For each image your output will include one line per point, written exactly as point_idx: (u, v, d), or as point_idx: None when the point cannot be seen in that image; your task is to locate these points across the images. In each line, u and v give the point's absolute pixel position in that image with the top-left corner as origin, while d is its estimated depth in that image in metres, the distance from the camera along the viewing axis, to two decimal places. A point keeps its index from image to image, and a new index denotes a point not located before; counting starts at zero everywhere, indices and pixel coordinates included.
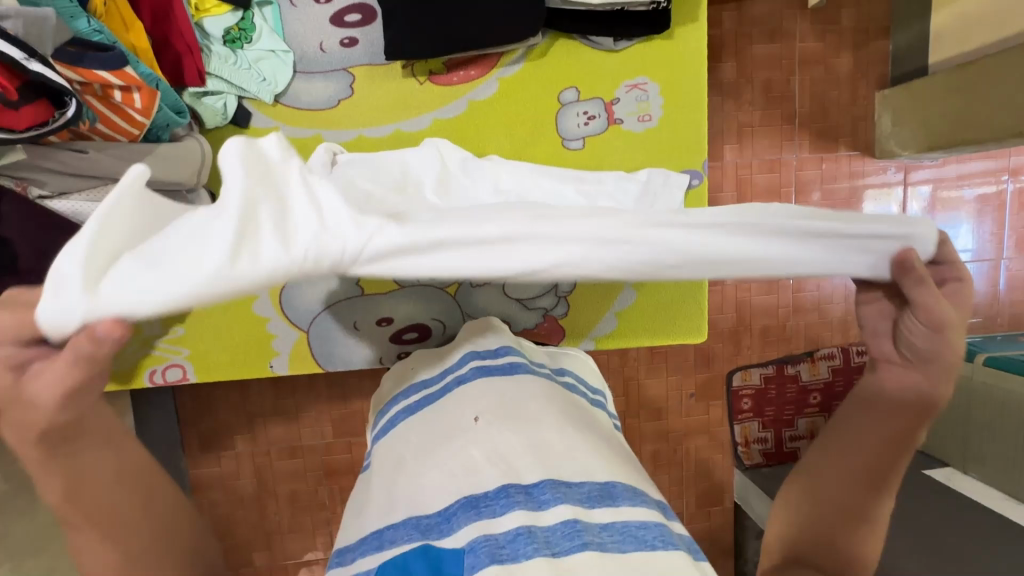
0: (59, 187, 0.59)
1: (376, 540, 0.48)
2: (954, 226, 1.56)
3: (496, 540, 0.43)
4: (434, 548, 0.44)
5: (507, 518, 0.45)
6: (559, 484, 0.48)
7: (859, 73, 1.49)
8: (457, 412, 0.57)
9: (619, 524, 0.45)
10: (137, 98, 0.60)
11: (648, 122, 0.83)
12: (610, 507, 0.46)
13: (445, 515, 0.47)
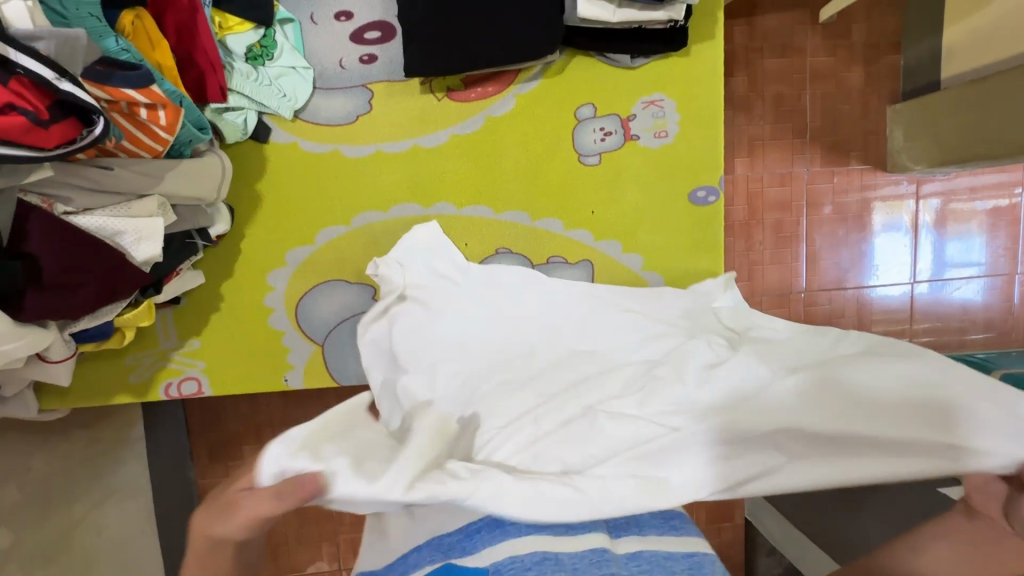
0: (84, 204, 0.60)
1: (401, 564, 0.55)
2: (965, 239, 1.55)
3: (522, 562, 0.50)
4: (456, 566, 0.52)
5: (531, 541, 0.52)
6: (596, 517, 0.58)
7: (870, 87, 1.49)
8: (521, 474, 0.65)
9: (647, 553, 0.52)
10: (162, 115, 0.60)
11: (665, 138, 0.83)
12: (638, 536, 0.55)
13: (467, 532, 0.54)
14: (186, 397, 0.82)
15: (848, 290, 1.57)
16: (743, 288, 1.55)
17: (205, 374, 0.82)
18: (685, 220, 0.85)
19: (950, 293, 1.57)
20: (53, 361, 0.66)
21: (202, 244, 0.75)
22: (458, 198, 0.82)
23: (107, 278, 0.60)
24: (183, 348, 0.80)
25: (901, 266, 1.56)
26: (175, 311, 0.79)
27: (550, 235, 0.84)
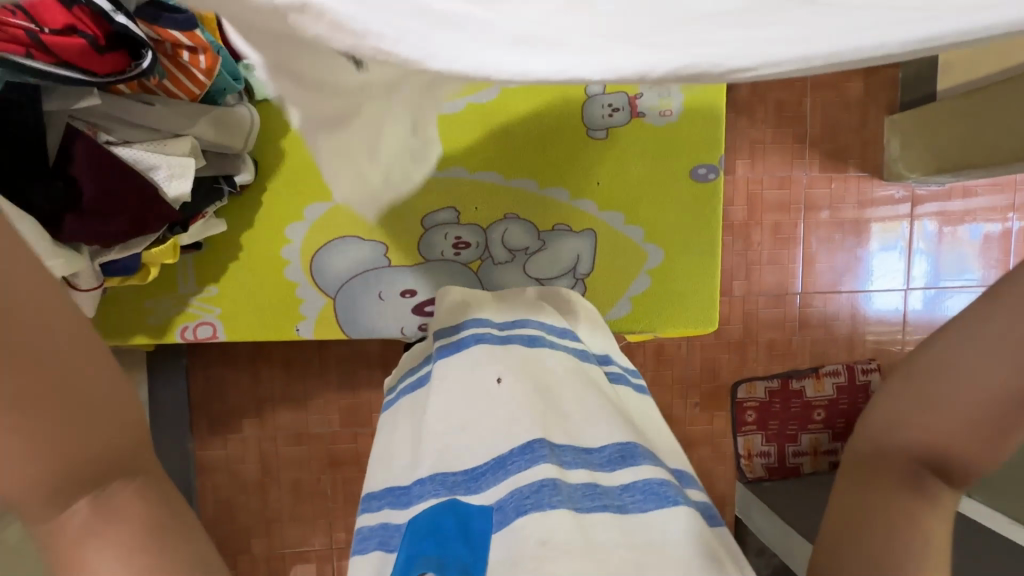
0: (125, 135, 0.64)
1: (403, 496, 0.50)
2: (960, 257, 1.73)
3: (521, 492, 0.44)
4: (462, 503, 0.45)
5: (532, 471, 0.45)
6: (579, 451, 0.50)
7: (868, 98, 1.65)
8: (474, 373, 0.55)
9: (641, 483, 0.46)
10: (202, 60, 0.64)
11: (669, 117, 0.87)
12: (630, 467, 0.48)
13: (472, 474, 0.48)
14: (201, 341, 0.86)
15: (843, 294, 1.71)
16: (742, 287, 1.67)
17: (220, 320, 0.85)
18: (688, 197, 0.89)
19: (945, 300, 1.74)
20: (81, 290, 0.69)
21: (228, 191, 0.78)
22: (470, 162, 0.86)
23: (142, 207, 0.64)
24: (202, 293, 0.84)
25: (895, 274, 1.73)
26: (197, 257, 0.83)
27: (560, 205, 0.88)
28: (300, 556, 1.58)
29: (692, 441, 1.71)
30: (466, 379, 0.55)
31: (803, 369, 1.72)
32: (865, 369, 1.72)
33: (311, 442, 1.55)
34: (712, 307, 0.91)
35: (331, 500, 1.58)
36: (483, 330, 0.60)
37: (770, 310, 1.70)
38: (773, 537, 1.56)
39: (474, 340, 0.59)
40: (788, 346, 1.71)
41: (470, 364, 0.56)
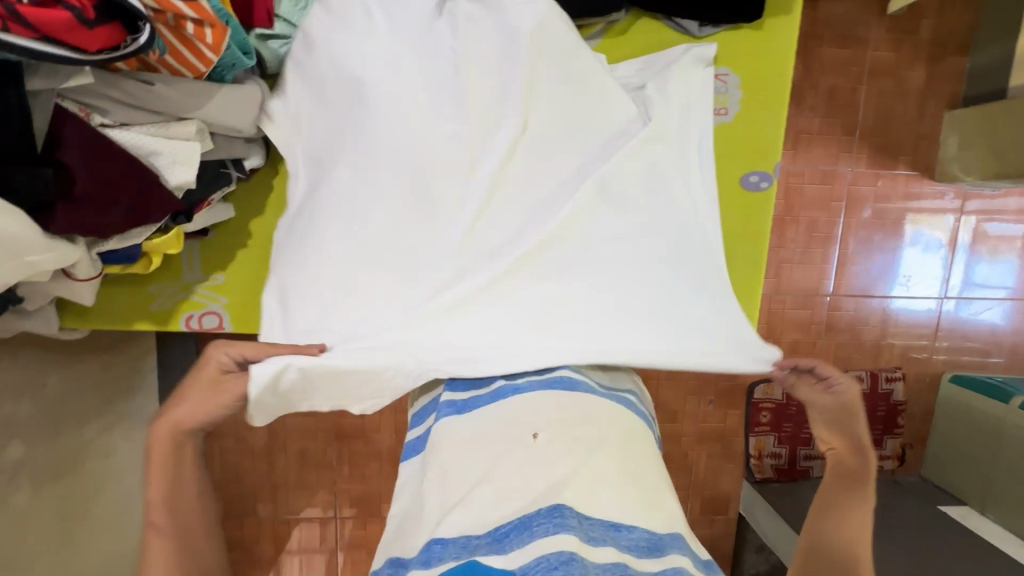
0: (122, 117, 0.58)
1: (421, 555, 0.48)
2: (1003, 265, 1.63)
3: (546, 563, 0.43)
4: (481, 566, 0.45)
5: (559, 538, 0.45)
6: (609, 527, 0.49)
7: (929, 89, 1.52)
8: (513, 424, 0.56)
9: (670, 571, 0.47)
10: (209, 34, 0.56)
11: (724, 115, 0.78)
12: (658, 558, 0.48)
13: (496, 535, 0.48)
14: (206, 331, 0.82)
15: (875, 298, 1.62)
16: (770, 285, 1.59)
17: (226, 311, 0.81)
18: (735, 206, 0.81)
19: (977, 312, 1.64)
20: (78, 279, 0.65)
21: (236, 176, 0.73)
22: None
23: (139, 197, 0.59)
24: (208, 282, 0.80)
25: (931, 280, 1.63)
26: (203, 243, 0.78)
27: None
28: (302, 523, 1.60)
29: (702, 438, 1.68)
30: (505, 430, 0.56)
31: (823, 373, 1.64)
32: (889, 378, 1.63)
33: (319, 414, 1.54)
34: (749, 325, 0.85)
35: (335, 472, 1.58)
36: (525, 378, 0.62)
37: (798, 310, 1.63)
38: (777, 540, 1.53)
39: (512, 391, 0.61)
40: (811, 349, 1.64)
41: (516, 412, 0.58)
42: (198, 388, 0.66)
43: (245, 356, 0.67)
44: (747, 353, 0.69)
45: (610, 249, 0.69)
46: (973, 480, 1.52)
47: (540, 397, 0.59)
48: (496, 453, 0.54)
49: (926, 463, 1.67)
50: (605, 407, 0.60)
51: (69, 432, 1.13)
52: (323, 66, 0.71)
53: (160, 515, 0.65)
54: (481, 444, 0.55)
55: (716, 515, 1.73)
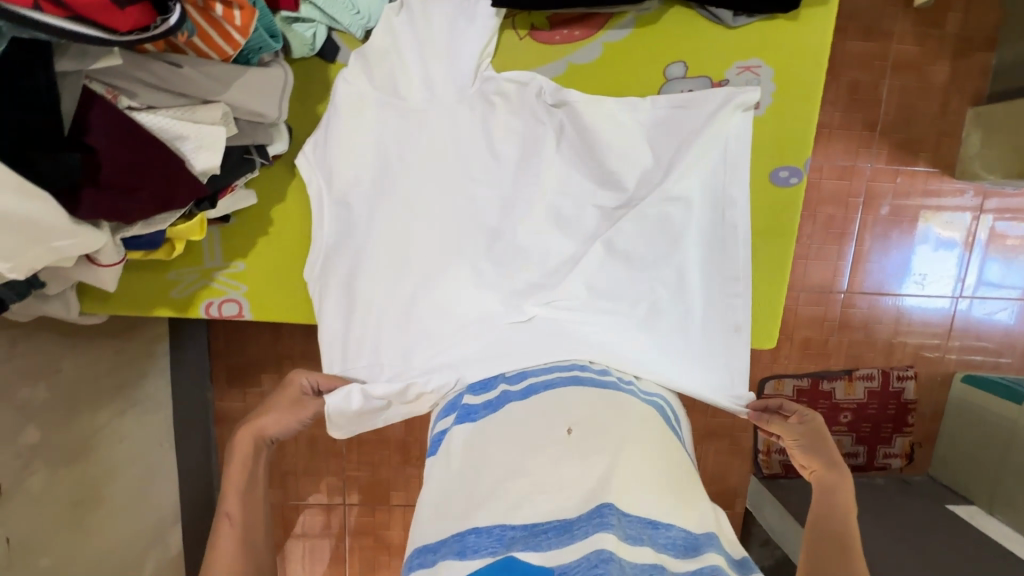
0: (149, 100, 0.57)
1: (457, 544, 0.49)
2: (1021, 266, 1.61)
3: (586, 564, 0.44)
4: (519, 561, 0.46)
5: (599, 538, 0.46)
6: (645, 525, 0.49)
7: (954, 85, 1.49)
8: (546, 420, 0.57)
9: (708, 571, 0.47)
10: (238, 16, 0.55)
11: (755, 110, 0.77)
12: (694, 558, 0.48)
13: (532, 530, 0.49)
14: (225, 318, 0.81)
15: (889, 296, 1.61)
16: None
17: (246, 299, 0.80)
18: (763, 201, 0.80)
19: (992, 312, 1.63)
20: (102, 265, 0.64)
21: (259, 162, 0.72)
22: None
23: (164, 181, 0.58)
24: (228, 269, 0.79)
25: (946, 278, 1.61)
26: (223, 229, 0.78)
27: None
28: (310, 509, 1.61)
29: (710, 433, 1.68)
30: (538, 425, 0.57)
31: (834, 371, 1.63)
32: (901, 376, 1.62)
33: None
34: (773, 323, 0.84)
35: (344, 459, 1.59)
36: (555, 375, 0.64)
37: (811, 307, 1.61)
38: (783, 535, 1.54)
39: (543, 387, 0.62)
40: (823, 346, 1.63)
41: (548, 406, 0.59)
42: (281, 403, 0.75)
43: (320, 384, 0.75)
44: (724, 393, 0.76)
45: (623, 286, 0.75)
46: (981, 479, 1.52)
47: (573, 392, 0.60)
48: (531, 447, 0.55)
49: (935, 462, 1.66)
50: (635, 406, 0.61)
51: (84, 416, 1.13)
52: (361, 104, 0.75)
53: (234, 507, 0.71)
54: (514, 438, 0.56)
55: (722, 509, 1.73)
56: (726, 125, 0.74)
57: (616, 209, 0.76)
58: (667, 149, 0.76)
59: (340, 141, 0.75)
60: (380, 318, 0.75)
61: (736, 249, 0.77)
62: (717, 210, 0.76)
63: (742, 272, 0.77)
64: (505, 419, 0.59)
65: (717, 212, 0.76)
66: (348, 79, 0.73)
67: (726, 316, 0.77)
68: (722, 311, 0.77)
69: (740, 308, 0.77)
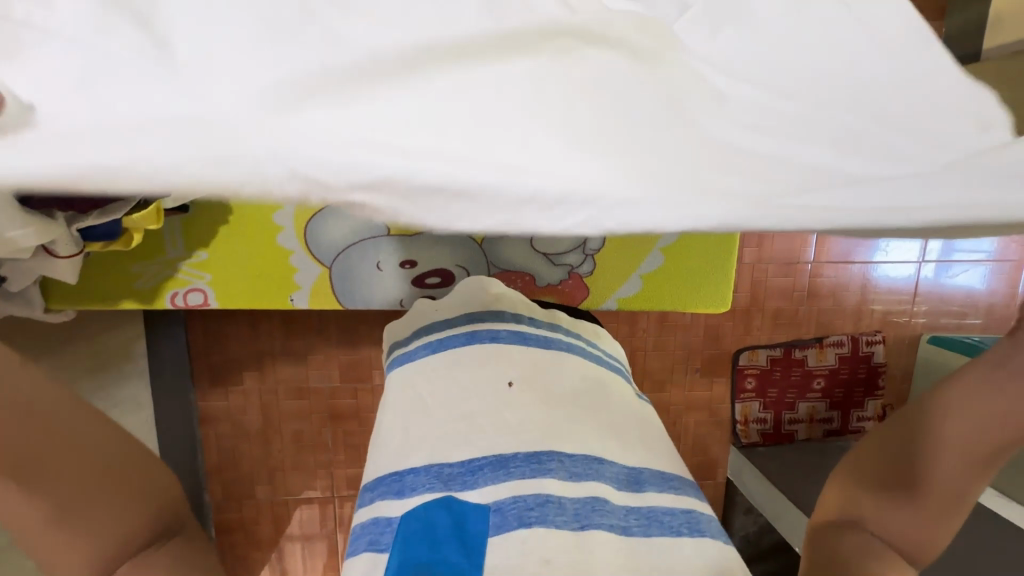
0: None
1: (397, 483, 0.53)
2: None
3: (524, 503, 0.49)
4: (457, 501, 0.48)
5: (538, 482, 0.51)
6: (591, 461, 0.55)
7: None
8: (492, 371, 0.61)
9: (645, 509, 0.53)
10: None
11: None
12: (636, 492, 0.55)
13: (469, 467, 0.53)
14: (191, 307, 0.83)
15: (855, 264, 1.65)
16: (752, 254, 1.62)
17: (211, 287, 0.83)
18: None
19: (955, 275, 1.68)
20: (60, 257, 0.66)
21: None
22: None
23: None
24: (191, 259, 0.81)
25: (910, 245, 1.65)
26: (183, 220, 0.79)
27: None
28: (303, 504, 1.63)
29: (689, 406, 1.72)
30: (483, 375, 0.60)
31: (805, 340, 1.68)
32: (869, 341, 1.67)
33: (312, 396, 1.56)
34: (726, 287, 0.90)
35: (331, 451, 1.60)
36: (502, 328, 0.65)
37: (780, 279, 1.65)
38: (764, 501, 1.58)
39: (488, 338, 0.64)
40: (794, 316, 1.67)
41: (495, 358, 0.62)
42: None
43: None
44: None
45: None
46: None
47: (519, 349, 0.63)
48: (473, 392, 0.58)
49: None
50: (578, 361, 0.66)
51: None
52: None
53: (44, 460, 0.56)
54: (463, 388, 0.59)
55: (705, 481, 1.77)
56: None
57: None
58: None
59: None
60: None
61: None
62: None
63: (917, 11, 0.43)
64: (447, 361, 0.62)
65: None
66: None
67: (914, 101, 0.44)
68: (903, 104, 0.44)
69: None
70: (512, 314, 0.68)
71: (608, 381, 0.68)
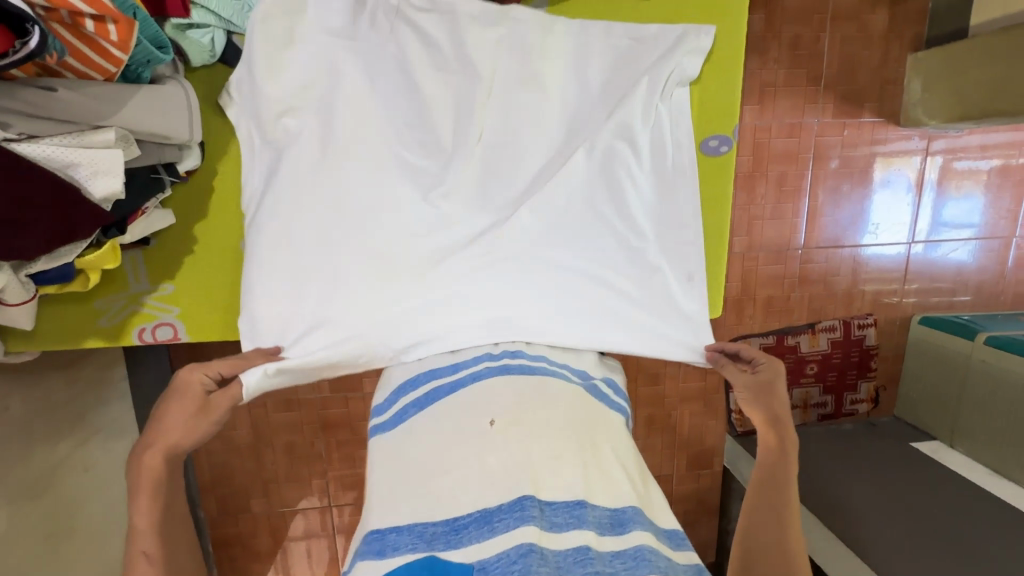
0: (29, 130, 0.58)
1: (379, 546, 0.51)
2: (968, 200, 1.62)
3: (507, 559, 0.47)
4: (439, 560, 0.49)
5: (520, 532, 0.48)
6: (574, 506, 0.52)
7: (892, 32, 1.49)
8: (471, 412, 0.60)
9: (630, 551, 0.50)
10: (112, 30, 0.57)
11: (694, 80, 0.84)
12: (619, 535, 0.52)
13: (453, 526, 0.51)
14: (161, 341, 0.87)
15: (845, 248, 1.62)
16: (741, 243, 1.58)
17: (180, 320, 0.86)
18: (700, 173, 0.88)
19: (946, 252, 1.65)
20: (12, 303, 0.66)
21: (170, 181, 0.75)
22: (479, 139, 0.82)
23: (61, 214, 0.59)
24: (158, 292, 0.84)
25: (900, 224, 1.62)
26: (145, 252, 0.83)
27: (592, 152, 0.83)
28: (300, 513, 1.61)
29: (684, 398, 1.71)
30: (463, 418, 0.60)
31: (798, 326, 1.64)
32: (861, 325, 1.64)
33: (302, 408, 1.53)
34: (718, 291, 0.93)
35: (325, 461, 1.58)
36: (482, 367, 0.67)
37: (771, 267, 1.61)
38: None
39: (470, 379, 0.65)
40: (786, 302, 1.64)
41: (477, 397, 0.62)
42: (181, 408, 0.67)
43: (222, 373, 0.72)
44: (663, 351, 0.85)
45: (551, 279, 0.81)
46: (940, 414, 1.55)
47: (498, 381, 0.64)
48: (455, 442, 0.57)
49: (900, 404, 1.69)
50: (563, 389, 0.65)
51: (40, 450, 1.09)
52: (314, 58, 0.77)
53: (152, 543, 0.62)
54: (442, 435, 0.58)
55: (702, 471, 1.77)
56: (650, 90, 0.82)
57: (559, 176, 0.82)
58: (606, 110, 0.83)
59: (267, 75, 0.75)
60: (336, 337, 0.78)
61: (685, 193, 0.85)
62: (660, 140, 0.84)
63: (690, 226, 0.86)
64: (432, 415, 0.61)
65: (666, 164, 0.85)
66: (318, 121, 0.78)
67: (681, 263, 0.86)
68: (676, 260, 0.86)
69: (692, 256, 0.86)
70: (491, 355, 0.70)
71: (598, 412, 0.65)
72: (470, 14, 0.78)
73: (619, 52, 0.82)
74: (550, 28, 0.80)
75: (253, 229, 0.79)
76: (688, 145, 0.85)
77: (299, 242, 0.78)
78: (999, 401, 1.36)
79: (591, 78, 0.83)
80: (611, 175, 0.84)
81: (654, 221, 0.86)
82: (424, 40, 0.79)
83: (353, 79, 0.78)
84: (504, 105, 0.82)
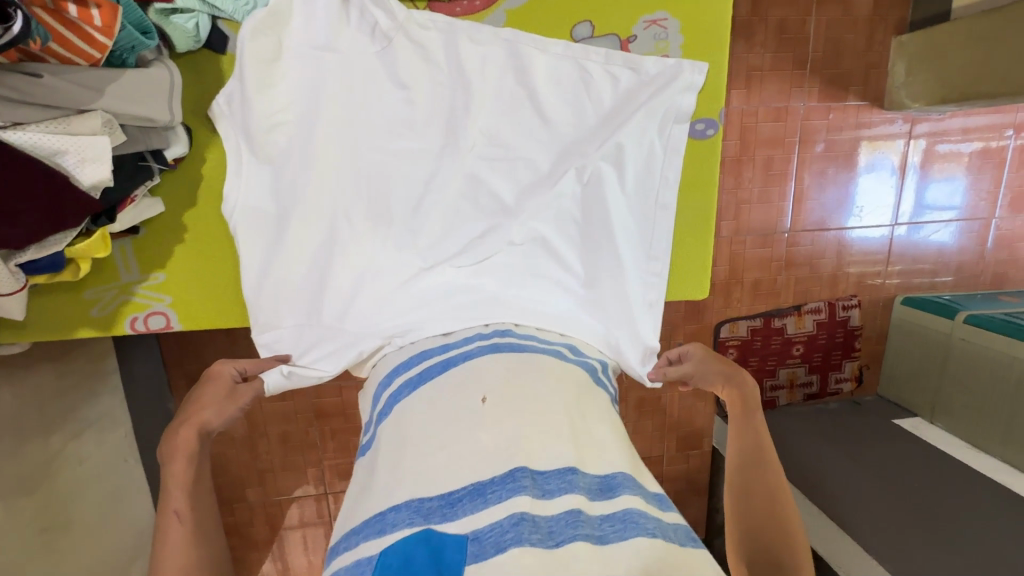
0: (14, 117, 0.57)
1: (378, 523, 0.53)
2: (950, 181, 1.65)
3: (500, 527, 0.49)
4: (436, 534, 0.50)
5: (513, 502, 0.50)
6: (564, 475, 0.54)
7: (877, 16, 1.51)
8: (464, 391, 0.62)
9: (619, 513, 0.52)
10: (96, 15, 0.57)
11: (696, 73, 0.82)
12: (608, 499, 0.53)
13: (448, 500, 0.52)
14: (154, 330, 0.87)
15: (830, 231, 1.64)
16: (730, 227, 1.60)
17: (172, 310, 0.86)
18: (687, 155, 0.90)
19: (928, 234, 1.68)
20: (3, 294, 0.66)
21: (158, 167, 0.75)
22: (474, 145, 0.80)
23: (53, 201, 0.59)
24: (148, 281, 0.84)
25: (884, 208, 1.65)
26: (134, 241, 0.82)
27: (586, 150, 0.82)
28: (297, 501, 1.63)
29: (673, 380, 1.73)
30: (455, 397, 0.61)
31: (785, 308, 1.68)
32: (845, 306, 1.68)
33: (295, 396, 1.54)
34: (703, 274, 0.95)
35: (320, 449, 1.59)
36: (473, 346, 0.68)
37: (758, 250, 1.64)
38: None
39: (462, 358, 0.67)
40: (772, 286, 1.66)
41: (469, 375, 0.64)
42: (213, 395, 0.75)
43: (246, 370, 0.80)
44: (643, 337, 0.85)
45: (536, 271, 0.83)
46: (921, 390, 1.59)
47: (489, 359, 0.65)
48: (449, 422, 0.58)
49: (883, 382, 1.73)
50: (551, 365, 0.67)
51: (33, 443, 1.09)
52: (305, 70, 0.75)
53: (183, 502, 0.66)
54: (435, 413, 0.60)
55: (691, 452, 1.81)
56: (646, 121, 0.83)
57: (548, 176, 0.83)
58: (596, 139, 0.82)
59: (257, 92, 0.75)
60: (330, 338, 0.81)
61: (661, 228, 0.87)
62: (650, 167, 0.85)
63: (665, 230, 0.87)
64: (426, 396, 0.63)
65: (650, 196, 0.86)
66: (306, 127, 0.77)
67: (643, 291, 0.87)
68: (640, 288, 0.87)
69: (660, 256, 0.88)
70: (482, 335, 0.71)
71: (588, 385, 0.67)
72: (469, 31, 0.76)
73: (618, 82, 0.81)
74: (548, 49, 0.78)
75: (251, 237, 0.81)
76: (680, 128, 0.84)
77: (301, 257, 0.81)
78: (977, 376, 1.41)
79: (588, 105, 0.81)
80: (594, 200, 0.84)
81: (638, 205, 0.86)
82: (420, 51, 0.76)
83: (338, 92, 0.76)
84: (499, 107, 0.80)
